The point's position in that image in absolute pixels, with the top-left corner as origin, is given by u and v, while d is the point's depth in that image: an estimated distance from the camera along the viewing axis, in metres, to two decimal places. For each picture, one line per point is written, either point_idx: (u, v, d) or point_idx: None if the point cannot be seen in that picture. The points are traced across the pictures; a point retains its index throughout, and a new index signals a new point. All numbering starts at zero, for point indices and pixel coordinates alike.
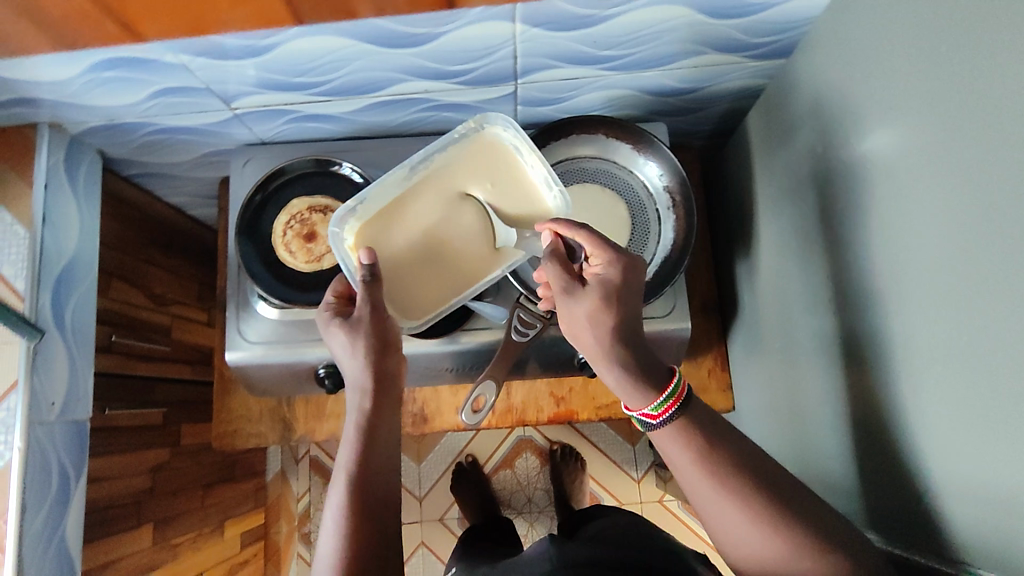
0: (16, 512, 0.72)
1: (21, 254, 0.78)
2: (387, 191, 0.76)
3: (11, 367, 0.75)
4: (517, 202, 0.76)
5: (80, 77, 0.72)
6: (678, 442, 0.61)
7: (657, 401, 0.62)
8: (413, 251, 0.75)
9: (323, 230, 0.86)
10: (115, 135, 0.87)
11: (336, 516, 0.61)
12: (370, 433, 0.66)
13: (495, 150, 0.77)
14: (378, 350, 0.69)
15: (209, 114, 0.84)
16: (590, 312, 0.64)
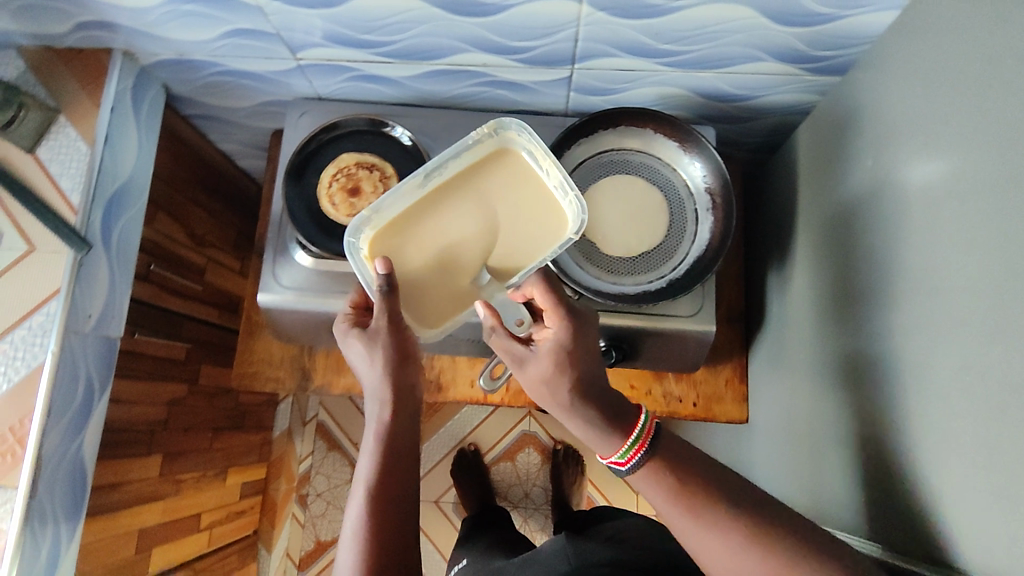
0: (42, 412, 0.74)
1: (80, 168, 0.82)
2: (400, 201, 0.73)
3: (57, 274, 0.78)
4: (538, 215, 0.73)
5: (159, 7, 0.75)
6: (651, 484, 0.60)
7: (623, 448, 0.61)
8: (430, 259, 0.71)
9: (368, 186, 0.88)
10: (182, 71, 0.90)
11: (354, 534, 0.61)
12: (388, 442, 0.66)
13: (510, 155, 0.74)
14: (398, 362, 0.68)
15: (273, 61, 0.87)
16: (550, 370, 0.63)
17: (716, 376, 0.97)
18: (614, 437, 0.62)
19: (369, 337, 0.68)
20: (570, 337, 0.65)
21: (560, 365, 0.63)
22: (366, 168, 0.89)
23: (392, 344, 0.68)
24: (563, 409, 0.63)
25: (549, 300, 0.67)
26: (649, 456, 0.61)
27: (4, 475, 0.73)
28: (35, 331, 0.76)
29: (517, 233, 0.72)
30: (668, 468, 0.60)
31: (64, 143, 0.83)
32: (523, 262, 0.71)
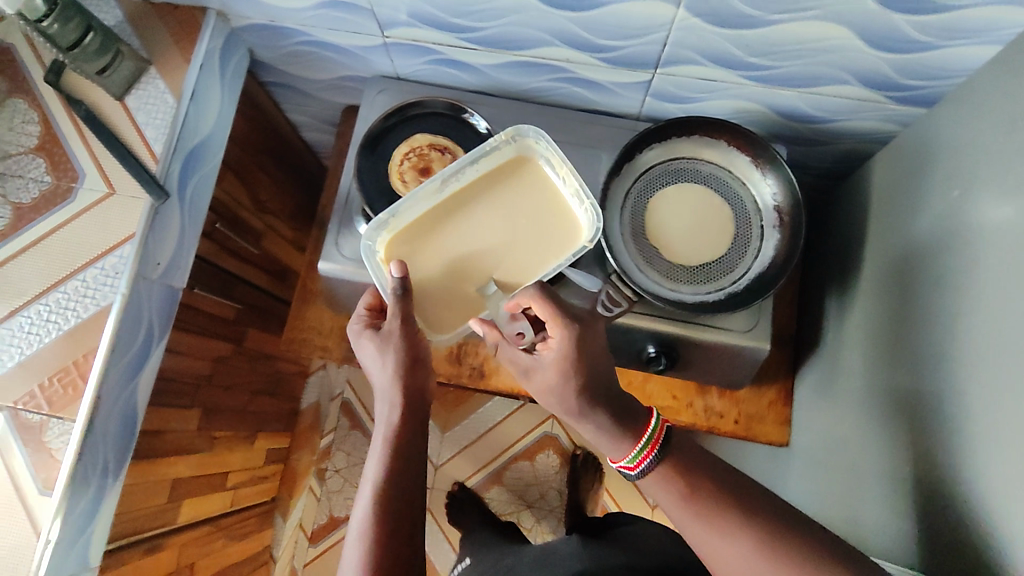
0: (105, 350, 0.76)
1: (166, 120, 0.85)
2: (417, 206, 0.80)
3: (134, 219, 0.80)
4: (545, 226, 0.79)
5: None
6: (663, 485, 0.64)
7: (632, 452, 0.66)
8: (444, 263, 0.78)
9: (438, 168, 0.89)
10: (269, 36, 0.92)
11: (361, 530, 0.64)
12: (396, 443, 0.70)
13: (527, 164, 0.81)
14: (410, 366, 0.73)
15: (360, 36, 0.89)
16: (554, 376, 0.67)
17: (760, 396, 0.97)
18: (625, 441, 0.66)
19: (383, 339, 0.74)
20: (569, 345, 0.67)
21: (564, 372, 0.67)
22: (438, 149, 0.90)
23: (404, 348, 0.73)
24: (569, 412, 0.68)
25: (547, 311, 0.69)
26: (660, 459, 0.65)
27: (64, 408, 0.75)
28: (106, 272, 0.79)
29: (528, 238, 0.78)
30: (674, 473, 0.64)
31: (152, 94, 0.86)
32: (528, 269, 0.77)
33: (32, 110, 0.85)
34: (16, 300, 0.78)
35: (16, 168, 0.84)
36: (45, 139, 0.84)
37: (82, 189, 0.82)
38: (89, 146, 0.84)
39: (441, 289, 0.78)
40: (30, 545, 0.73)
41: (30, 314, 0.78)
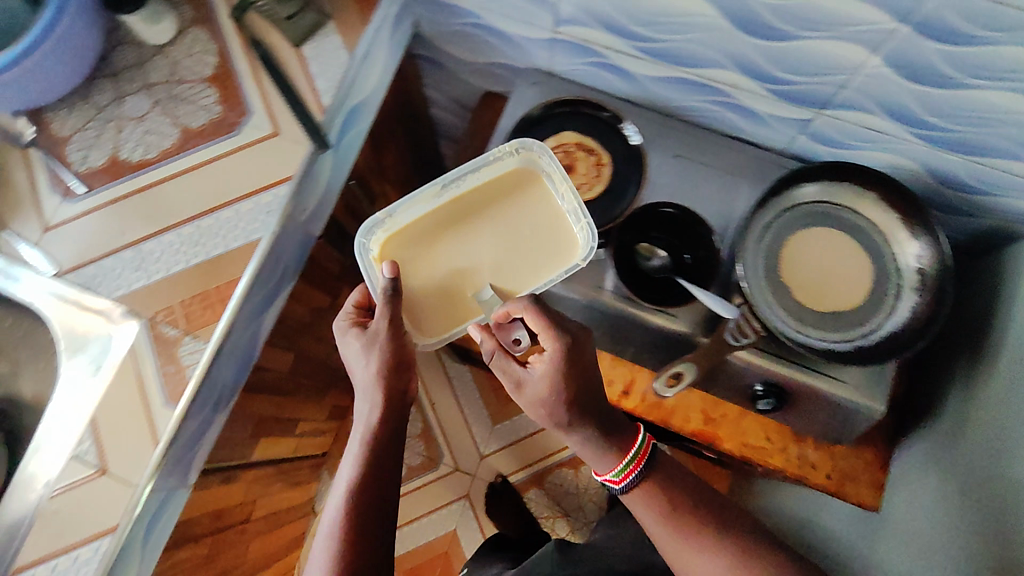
0: (248, 281, 0.79)
1: (338, 76, 0.88)
2: (415, 209, 0.85)
3: (295, 163, 0.84)
4: (543, 237, 0.84)
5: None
6: (643, 500, 0.77)
7: (618, 466, 0.77)
8: (435, 270, 0.84)
9: (582, 168, 0.91)
10: (439, 12, 0.95)
11: (332, 529, 0.70)
12: (373, 444, 0.74)
13: (528, 178, 0.86)
14: (391, 370, 0.76)
15: (531, 28, 0.90)
16: (545, 389, 0.72)
17: (855, 455, 0.92)
18: (612, 458, 0.77)
19: (367, 341, 0.77)
20: (558, 362, 0.70)
21: (554, 386, 0.71)
22: (585, 150, 0.91)
23: (388, 353, 0.77)
24: (557, 420, 0.74)
25: (539, 327, 0.70)
26: (642, 473, 0.78)
27: (201, 326, 0.78)
28: (261, 209, 0.83)
29: (518, 251, 0.84)
30: (653, 487, 0.77)
31: (326, 48, 0.89)
32: (526, 277, 0.83)
33: (211, 42, 0.90)
34: (168, 219, 0.83)
35: (189, 94, 0.88)
36: (220, 71, 0.88)
37: (248, 126, 0.86)
38: (259, 86, 0.87)
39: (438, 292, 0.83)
40: (147, 452, 0.75)
41: (180, 234, 0.82)
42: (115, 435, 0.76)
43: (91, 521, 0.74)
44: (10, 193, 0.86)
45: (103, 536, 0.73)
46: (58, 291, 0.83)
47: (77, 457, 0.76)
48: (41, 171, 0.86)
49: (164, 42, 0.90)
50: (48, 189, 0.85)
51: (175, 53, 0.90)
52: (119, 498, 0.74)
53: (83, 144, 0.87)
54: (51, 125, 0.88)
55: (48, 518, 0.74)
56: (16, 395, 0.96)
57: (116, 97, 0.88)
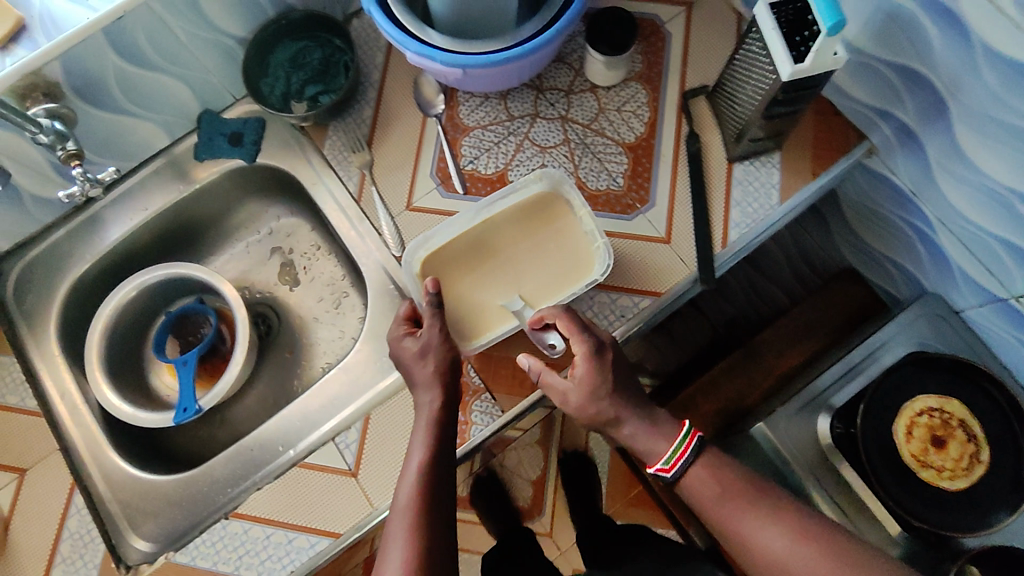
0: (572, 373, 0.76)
1: (756, 217, 0.77)
2: (449, 230, 0.77)
3: (668, 282, 0.77)
4: (564, 251, 0.76)
5: (984, 177, 0.67)
6: (699, 477, 0.66)
7: (667, 455, 0.67)
8: (467, 290, 0.76)
9: (955, 447, 0.77)
10: (885, 194, 0.82)
11: (408, 508, 0.60)
12: (438, 428, 0.66)
13: (554, 204, 0.77)
14: (449, 371, 0.69)
15: (988, 275, 0.75)
16: (586, 391, 0.67)
17: None
18: (659, 443, 0.68)
19: (419, 348, 0.70)
20: (592, 368, 0.66)
21: (595, 389, 0.67)
22: (968, 434, 0.77)
23: (443, 356, 0.70)
24: (607, 423, 0.69)
25: (569, 330, 0.67)
26: (694, 455, 0.67)
27: (505, 393, 0.76)
28: (614, 308, 0.76)
29: (552, 268, 0.76)
30: (708, 476, 0.66)
31: (761, 178, 0.78)
32: (551, 289, 0.75)
33: (646, 107, 0.81)
34: None
35: (599, 150, 0.81)
36: (642, 143, 0.80)
37: (642, 217, 0.78)
38: (673, 181, 0.79)
39: (462, 309, 0.75)
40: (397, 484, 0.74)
41: None
42: (378, 446, 0.75)
43: (330, 512, 0.74)
44: (394, 153, 0.82)
45: (324, 536, 0.73)
46: (392, 271, 0.82)
47: (336, 444, 0.76)
48: (430, 147, 0.82)
49: (602, 83, 0.82)
50: (429, 169, 0.82)
51: (605, 99, 0.82)
52: (353, 510, 0.73)
53: (479, 144, 0.82)
54: (457, 109, 0.83)
55: (288, 483, 0.75)
56: (279, 305, 0.95)
57: (530, 113, 0.83)
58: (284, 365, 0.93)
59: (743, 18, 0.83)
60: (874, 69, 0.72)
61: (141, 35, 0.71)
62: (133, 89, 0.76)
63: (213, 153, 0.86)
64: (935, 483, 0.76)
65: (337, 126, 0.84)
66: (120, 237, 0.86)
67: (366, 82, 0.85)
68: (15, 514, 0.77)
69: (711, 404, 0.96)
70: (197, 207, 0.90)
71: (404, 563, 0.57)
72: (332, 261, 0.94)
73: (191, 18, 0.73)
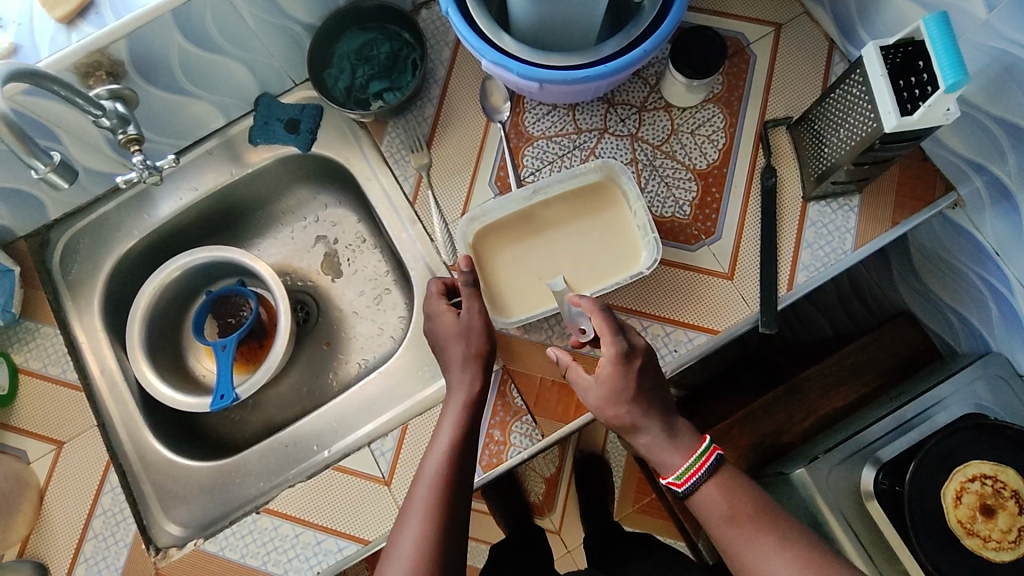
0: None
1: (826, 261, 0.74)
2: (506, 208, 0.74)
3: (727, 320, 0.73)
4: (614, 239, 0.74)
5: None
6: (712, 494, 0.62)
7: (679, 469, 0.63)
8: (515, 262, 0.74)
9: (1006, 518, 0.72)
10: (964, 248, 0.78)
11: (434, 479, 0.59)
12: (468, 414, 0.64)
13: (606, 196, 0.75)
14: (487, 353, 0.67)
15: None
16: (605, 394, 0.64)
17: None
18: (672, 455, 0.64)
19: (462, 323, 0.67)
20: (617, 372, 0.63)
21: (616, 394, 0.64)
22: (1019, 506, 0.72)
23: (482, 338, 0.67)
24: (625, 427, 0.65)
25: (601, 329, 0.63)
26: (710, 471, 0.63)
27: (546, 417, 0.73)
28: (667, 341, 0.73)
29: (601, 254, 0.73)
30: (718, 492, 0.62)
31: (835, 222, 0.74)
32: (598, 275, 0.73)
33: (722, 133, 0.78)
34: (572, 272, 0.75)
35: (668, 174, 0.77)
36: (714, 171, 0.77)
37: (706, 248, 0.75)
38: (743, 214, 0.76)
39: (505, 283, 0.73)
40: None
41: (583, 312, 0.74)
42: (414, 457, 0.74)
43: (358, 520, 0.72)
44: (454, 157, 0.80)
45: (353, 541, 0.72)
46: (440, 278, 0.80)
47: (371, 451, 0.74)
48: (491, 154, 0.80)
49: (677, 103, 0.79)
50: (488, 178, 0.79)
51: (679, 120, 0.79)
52: (384, 519, 0.72)
53: (542, 155, 0.79)
54: (523, 116, 0.80)
55: (319, 483, 0.74)
56: (319, 294, 0.94)
57: (599, 127, 0.79)
58: (320, 355, 0.92)
59: (834, 47, 0.79)
60: (981, 124, 0.67)
61: (209, 17, 0.69)
62: (194, 67, 0.75)
63: (268, 138, 0.85)
64: (982, 554, 0.71)
65: (398, 123, 0.81)
66: (170, 214, 0.86)
67: (432, 79, 0.82)
68: (51, 485, 0.76)
69: (748, 436, 0.91)
70: (246, 190, 0.89)
71: (421, 535, 0.56)
72: (376, 255, 0.92)
73: (259, 2, 0.71)
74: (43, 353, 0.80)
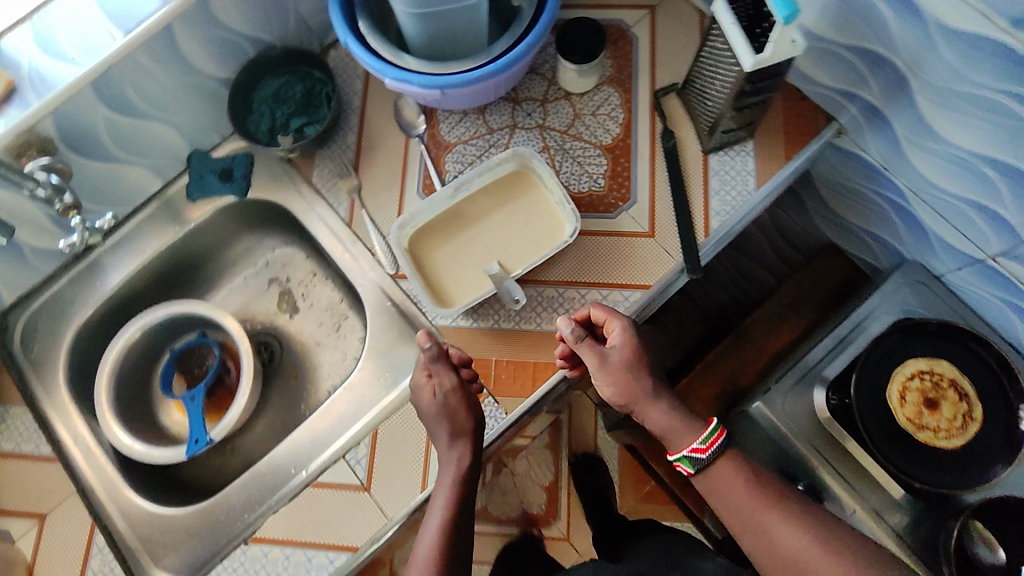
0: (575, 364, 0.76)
1: (735, 204, 0.79)
2: (432, 209, 0.79)
3: (657, 274, 0.78)
4: (537, 218, 0.79)
5: (950, 146, 0.69)
6: (727, 468, 0.68)
7: (704, 435, 0.68)
8: (451, 256, 0.79)
9: (949, 408, 0.76)
10: (858, 171, 0.84)
11: (428, 562, 0.63)
12: (462, 490, 0.68)
13: (523, 182, 0.81)
14: (475, 430, 0.70)
15: (965, 241, 0.77)
16: (629, 360, 0.69)
17: None
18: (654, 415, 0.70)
19: (442, 399, 0.70)
20: (633, 339, 0.70)
21: (638, 360, 0.69)
22: (959, 393, 0.77)
23: (465, 415, 0.70)
24: None
25: (609, 313, 0.71)
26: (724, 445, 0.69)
27: (506, 395, 0.76)
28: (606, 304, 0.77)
29: (528, 234, 0.78)
30: (731, 469, 0.68)
31: (736, 168, 0.81)
32: (528, 253, 0.78)
33: (620, 109, 0.85)
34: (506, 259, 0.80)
35: (579, 154, 0.83)
36: (619, 143, 0.83)
37: (625, 214, 0.81)
38: (653, 176, 0.82)
39: (445, 277, 0.78)
40: (409, 493, 0.74)
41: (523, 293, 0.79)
42: (389, 460, 0.76)
43: (344, 528, 0.74)
44: (380, 175, 0.85)
45: (342, 551, 0.73)
46: (388, 289, 0.84)
47: (347, 462, 0.76)
48: (414, 167, 0.85)
49: (575, 90, 0.86)
50: (415, 187, 0.84)
51: (580, 105, 0.85)
52: (369, 524, 0.74)
53: (462, 159, 0.84)
54: (438, 127, 0.86)
55: (302, 503, 0.76)
56: (281, 332, 0.97)
57: (508, 125, 0.86)
58: (290, 390, 0.94)
59: (704, 16, 0.87)
60: (838, 55, 0.74)
61: (127, 84, 0.75)
62: (122, 135, 0.80)
63: (205, 191, 0.89)
64: (937, 446, 0.75)
65: (324, 154, 0.87)
66: (122, 280, 0.89)
67: (349, 109, 0.88)
68: (38, 560, 0.77)
69: (710, 388, 0.95)
70: (194, 245, 0.93)
71: None
72: (329, 285, 0.96)
73: (171, 62, 0.77)
74: (14, 433, 0.83)
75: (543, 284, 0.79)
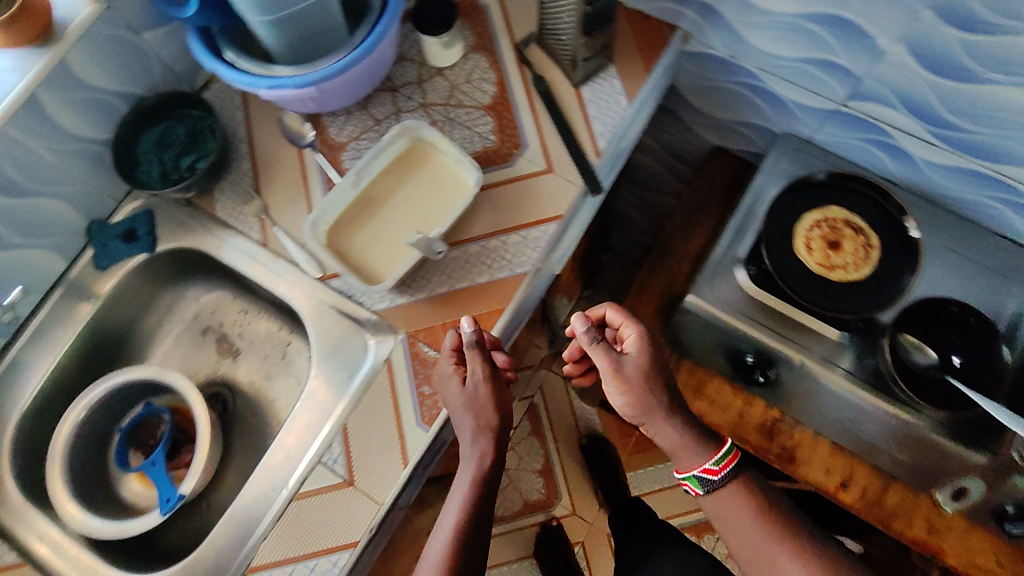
0: (515, 303, 0.79)
1: (615, 123, 0.86)
2: (339, 201, 0.81)
3: (565, 202, 0.83)
4: (440, 183, 0.83)
5: (775, 16, 0.77)
6: (736, 494, 0.71)
7: (715, 457, 0.71)
8: (371, 240, 0.81)
9: (851, 245, 0.83)
10: (713, 68, 0.92)
11: (440, 562, 0.64)
12: (483, 482, 0.69)
13: (420, 155, 0.84)
14: (498, 424, 0.70)
15: (818, 97, 0.86)
16: (642, 369, 0.70)
17: None
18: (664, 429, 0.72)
19: (468, 386, 0.71)
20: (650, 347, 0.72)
21: (652, 369, 0.70)
22: (854, 228, 0.84)
23: (490, 410, 0.70)
24: None
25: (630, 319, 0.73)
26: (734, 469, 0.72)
27: None
28: (529, 243, 0.81)
29: (437, 199, 0.82)
30: (739, 493, 0.71)
31: (606, 91, 0.87)
32: (442, 216, 0.81)
33: (490, 70, 0.90)
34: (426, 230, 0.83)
35: (465, 119, 0.88)
36: (498, 100, 0.88)
37: (522, 158, 0.85)
38: (536, 119, 0.87)
39: (371, 261, 0.80)
40: (394, 472, 0.75)
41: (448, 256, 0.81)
42: (366, 449, 0.76)
43: (337, 527, 0.74)
44: (284, 191, 0.87)
45: (344, 550, 0.73)
46: (322, 294, 0.85)
47: (325, 464, 0.76)
48: (314, 174, 0.87)
49: (444, 64, 0.91)
50: (320, 191, 0.86)
51: (453, 76, 0.90)
52: (363, 515, 0.74)
53: (358, 153, 0.87)
54: (327, 131, 0.89)
55: (291, 519, 0.74)
56: (229, 377, 0.96)
57: (392, 112, 0.89)
58: (253, 429, 0.93)
59: None
60: None
61: (6, 164, 0.74)
62: (12, 218, 0.78)
63: (112, 257, 0.88)
64: (852, 280, 0.81)
65: (223, 187, 0.88)
66: (51, 369, 0.86)
67: (235, 139, 0.89)
68: None
69: (649, 305, 1.00)
70: (116, 314, 0.91)
71: None
72: (263, 317, 0.96)
73: (45, 132, 0.77)
74: None
75: (466, 243, 0.82)
